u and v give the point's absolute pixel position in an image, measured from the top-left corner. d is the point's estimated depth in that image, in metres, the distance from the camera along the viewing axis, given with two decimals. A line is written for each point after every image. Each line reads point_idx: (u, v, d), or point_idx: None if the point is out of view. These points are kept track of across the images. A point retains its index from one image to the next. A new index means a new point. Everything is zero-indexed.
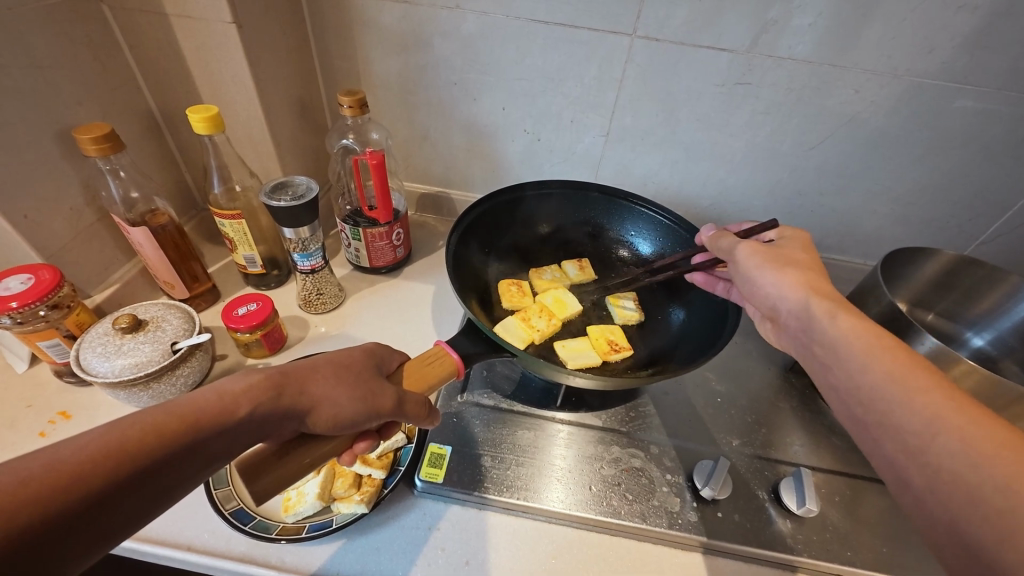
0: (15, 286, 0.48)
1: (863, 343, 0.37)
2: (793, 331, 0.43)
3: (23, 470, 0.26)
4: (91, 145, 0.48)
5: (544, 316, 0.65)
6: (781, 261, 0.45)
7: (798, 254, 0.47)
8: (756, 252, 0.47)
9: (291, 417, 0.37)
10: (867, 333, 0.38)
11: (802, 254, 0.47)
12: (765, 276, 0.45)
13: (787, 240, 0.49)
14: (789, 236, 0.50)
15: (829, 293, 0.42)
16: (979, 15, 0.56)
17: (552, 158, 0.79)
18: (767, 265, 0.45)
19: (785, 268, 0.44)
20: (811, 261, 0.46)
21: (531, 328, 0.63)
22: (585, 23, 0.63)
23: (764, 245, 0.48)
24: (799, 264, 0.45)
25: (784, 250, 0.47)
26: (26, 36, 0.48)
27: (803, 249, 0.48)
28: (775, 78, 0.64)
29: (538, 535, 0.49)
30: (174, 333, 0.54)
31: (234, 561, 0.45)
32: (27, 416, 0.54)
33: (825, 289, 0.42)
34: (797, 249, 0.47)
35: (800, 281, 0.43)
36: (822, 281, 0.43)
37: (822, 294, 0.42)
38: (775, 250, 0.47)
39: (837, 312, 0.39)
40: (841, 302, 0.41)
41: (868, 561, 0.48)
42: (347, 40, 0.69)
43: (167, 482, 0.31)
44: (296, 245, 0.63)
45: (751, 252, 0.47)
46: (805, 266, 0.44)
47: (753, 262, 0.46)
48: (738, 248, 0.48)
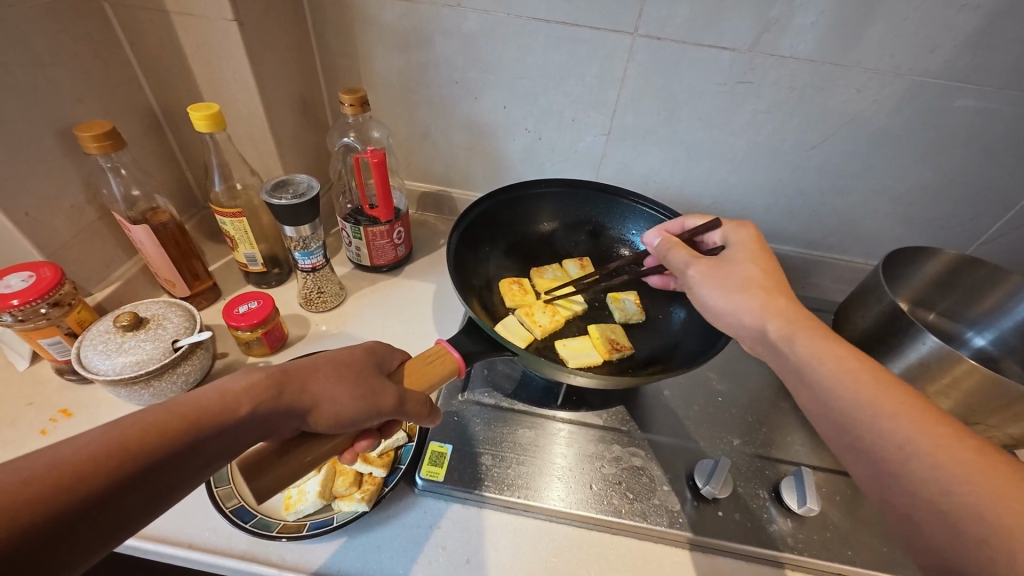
0: (16, 284, 0.48)
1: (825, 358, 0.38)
2: (761, 352, 0.44)
3: (25, 469, 0.26)
4: (92, 142, 0.48)
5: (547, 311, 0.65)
6: (733, 281, 0.45)
7: (750, 266, 0.46)
8: (706, 274, 0.47)
9: (293, 416, 0.37)
10: (828, 343, 0.39)
11: (753, 265, 0.46)
12: (716, 301, 0.45)
13: (737, 249, 0.48)
14: (739, 241, 0.49)
15: (783, 310, 0.42)
16: (982, 14, 0.55)
17: (553, 157, 0.79)
18: (717, 290, 0.45)
19: (738, 289, 0.44)
20: (763, 272, 0.45)
21: (532, 325, 0.63)
22: (587, 21, 0.63)
23: (711, 262, 0.48)
24: (751, 283, 0.44)
25: (733, 264, 0.47)
26: (27, 33, 0.48)
27: (754, 256, 0.47)
28: (777, 77, 0.64)
29: (539, 534, 0.49)
30: (175, 331, 0.54)
31: (235, 558, 0.45)
32: (28, 414, 0.54)
33: (780, 308, 0.42)
34: (747, 258, 0.47)
35: (752, 304, 0.43)
36: (775, 297, 0.43)
37: (777, 315, 0.42)
38: (722, 267, 0.47)
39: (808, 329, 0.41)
40: (798, 323, 0.41)
41: (869, 560, 0.48)
42: (348, 38, 0.69)
43: (168, 482, 0.31)
44: (297, 243, 0.63)
45: (702, 274, 0.47)
46: (756, 283, 0.44)
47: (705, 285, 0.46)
48: (690, 270, 0.48)
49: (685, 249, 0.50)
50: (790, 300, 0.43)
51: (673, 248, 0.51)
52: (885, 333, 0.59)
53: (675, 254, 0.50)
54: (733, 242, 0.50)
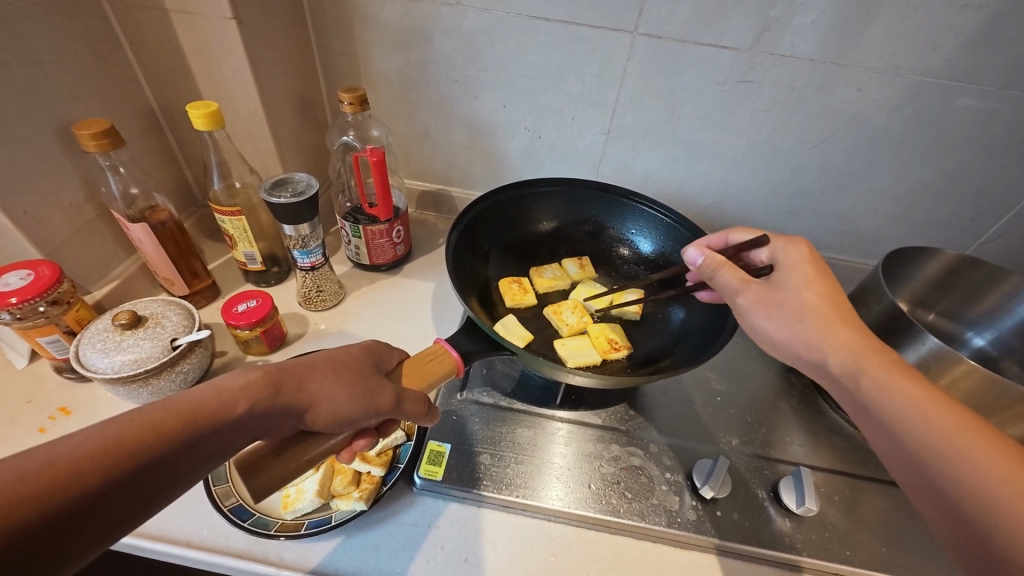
0: (14, 282, 0.48)
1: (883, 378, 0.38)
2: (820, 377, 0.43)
3: (20, 467, 0.26)
4: (91, 141, 0.48)
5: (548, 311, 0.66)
6: (790, 312, 0.43)
7: (809, 292, 0.43)
8: (760, 302, 0.45)
9: (290, 414, 0.37)
10: (881, 362, 0.39)
11: (810, 289, 0.44)
12: (771, 330, 0.44)
13: (790, 272, 0.45)
14: (790, 261, 0.46)
15: (846, 342, 0.41)
16: (983, 14, 0.55)
17: (553, 156, 0.79)
18: (773, 320, 0.44)
19: (796, 319, 0.43)
20: (822, 298, 0.43)
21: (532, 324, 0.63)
22: (587, 20, 0.63)
23: (765, 288, 0.45)
24: (808, 312, 0.42)
25: (787, 289, 0.44)
26: (25, 31, 0.48)
27: (813, 278, 0.44)
28: (777, 76, 0.64)
29: (538, 533, 0.49)
30: (173, 329, 0.54)
31: (233, 557, 0.45)
32: (27, 412, 0.54)
33: (842, 339, 0.41)
34: (806, 283, 0.44)
35: (810, 335, 0.42)
36: (835, 328, 0.41)
37: (847, 350, 0.41)
38: (777, 293, 0.44)
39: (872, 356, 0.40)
40: (861, 347, 0.40)
41: (867, 559, 0.48)
42: (348, 36, 0.69)
43: (164, 479, 0.31)
44: (296, 242, 0.63)
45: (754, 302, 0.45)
46: (816, 312, 0.42)
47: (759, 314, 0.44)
48: (740, 297, 0.46)
49: (735, 271, 0.47)
50: (852, 328, 0.42)
51: (721, 270, 0.48)
52: (884, 333, 0.59)
53: (723, 276, 0.47)
54: (783, 261, 0.47)
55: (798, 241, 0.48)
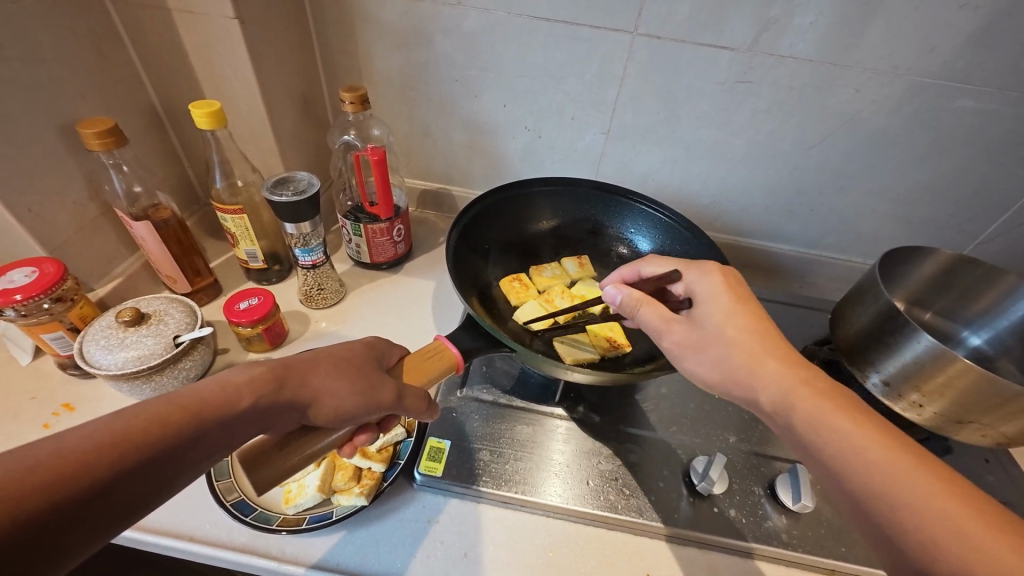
0: (19, 279, 0.48)
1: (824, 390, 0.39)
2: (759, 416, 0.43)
3: (30, 457, 0.27)
4: (95, 139, 0.49)
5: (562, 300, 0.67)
6: (713, 349, 0.43)
7: (731, 326, 0.44)
8: (686, 344, 0.45)
9: (293, 410, 0.38)
10: None
11: (731, 324, 0.44)
12: (701, 371, 0.44)
13: (711, 303, 0.45)
14: (708, 293, 0.46)
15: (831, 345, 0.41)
16: (982, 14, 0.56)
17: (553, 155, 0.79)
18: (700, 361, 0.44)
19: (724, 357, 0.43)
20: (746, 332, 0.43)
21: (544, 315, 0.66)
22: (587, 20, 0.63)
23: (687, 325, 0.45)
24: (731, 350, 0.43)
25: (709, 325, 0.44)
26: (29, 30, 0.48)
27: (733, 309, 0.44)
28: (776, 77, 0.64)
29: (537, 529, 0.50)
30: (176, 326, 0.55)
31: (235, 551, 0.45)
32: (31, 407, 0.54)
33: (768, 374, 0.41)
34: (725, 316, 0.44)
35: (737, 372, 0.42)
36: (764, 362, 0.42)
37: (776, 385, 0.41)
38: (699, 331, 0.44)
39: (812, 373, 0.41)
40: None
41: (863, 556, 0.49)
42: (349, 35, 0.69)
43: (168, 472, 0.31)
44: (298, 241, 0.63)
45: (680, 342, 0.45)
46: (743, 347, 0.42)
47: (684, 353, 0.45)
48: (665, 338, 0.46)
49: (654, 307, 0.46)
50: (782, 361, 0.42)
51: (643, 306, 0.47)
52: (881, 332, 0.59)
53: (645, 314, 0.47)
54: (703, 292, 0.47)
55: (709, 268, 0.48)
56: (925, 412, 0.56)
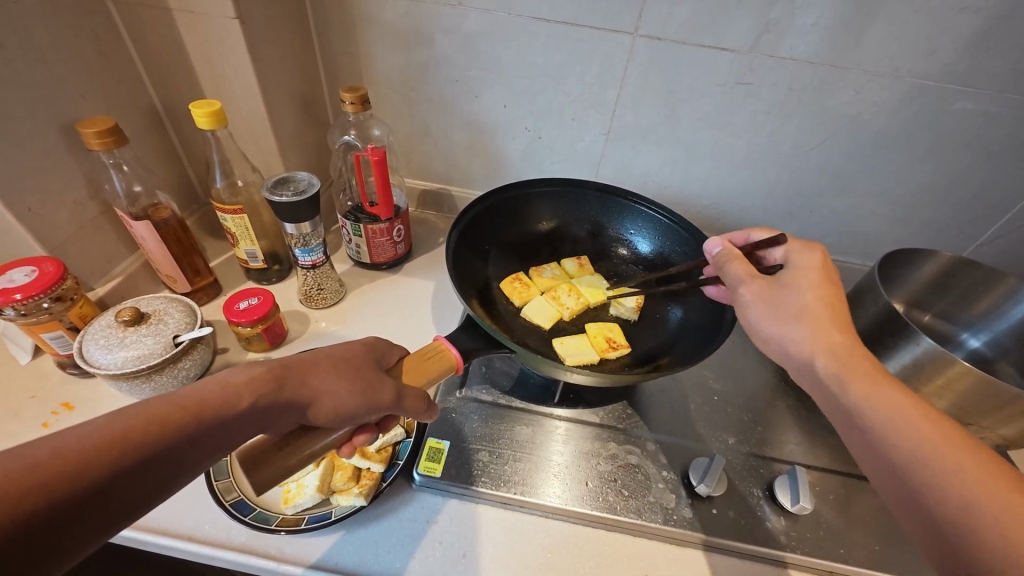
0: (19, 278, 0.48)
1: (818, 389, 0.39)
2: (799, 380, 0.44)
3: (30, 457, 0.27)
4: (95, 139, 0.49)
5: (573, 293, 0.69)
6: (786, 310, 0.44)
7: (812, 295, 0.44)
8: (760, 297, 0.46)
9: (292, 410, 0.38)
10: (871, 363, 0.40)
11: (813, 293, 0.45)
12: (764, 326, 0.45)
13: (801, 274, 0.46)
14: (801, 265, 0.47)
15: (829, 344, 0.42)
16: (982, 16, 0.56)
17: (553, 156, 0.79)
18: (768, 314, 0.45)
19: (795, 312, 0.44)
20: (824, 304, 0.44)
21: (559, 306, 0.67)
22: (588, 21, 0.63)
23: (767, 285, 0.47)
24: (808, 313, 0.43)
25: (789, 290, 0.46)
26: (30, 29, 0.48)
27: (821, 282, 0.45)
28: (776, 78, 0.64)
29: (535, 530, 0.50)
30: (176, 326, 0.55)
31: (234, 551, 0.45)
32: (31, 406, 0.54)
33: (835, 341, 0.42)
34: (813, 285, 0.45)
35: (805, 333, 0.43)
36: (829, 329, 0.42)
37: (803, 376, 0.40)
38: (774, 292, 0.46)
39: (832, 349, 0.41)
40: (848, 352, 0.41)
41: (861, 558, 0.49)
42: (350, 35, 0.69)
43: (167, 472, 0.31)
44: (297, 241, 0.63)
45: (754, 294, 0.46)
46: (818, 314, 0.43)
47: (753, 306, 0.46)
48: (742, 289, 0.47)
49: (744, 265, 0.48)
50: (847, 336, 0.42)
51: (733, 262, 0.49)
52: (880, 334, 0.59)
53: (734, 268, 0.49)
54: (797, 264, 0.48)
55: (813, 247, 0.49)
56: None
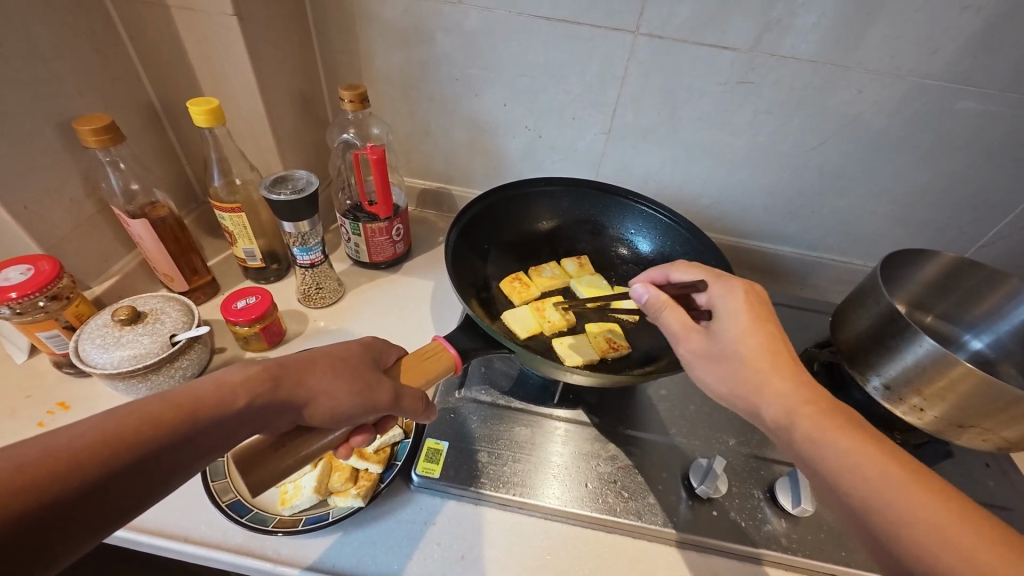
0: (15, 277, 0.48)
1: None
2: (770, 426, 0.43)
3: (20, 456, 0.27)
4: (91, 136, 0.48)
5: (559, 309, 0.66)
6: (726, 366, 0.44)
7: (747, 340, 0.43)
8: (701, 354, 0.45)
9: (289, 410, 0.37)
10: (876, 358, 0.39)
11: (745, 343, 0.43)
12: (711, 382, 0.45)
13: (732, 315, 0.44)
14: (727, 311, 0.45)
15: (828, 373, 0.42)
16: (984, 16, 0.55)
17: (553, 155, 0.79)
18: (712, 370, 0.44)
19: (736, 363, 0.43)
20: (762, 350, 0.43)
21: (542, 319, 0.65)
22: (588, 20, 0.63)
23: (703, 337, 0.45)
24: (745, 368, 0.43)
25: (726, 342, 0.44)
26: (27, 26, 0.48)
27: (751, 325, 0.44)
28: (777, 78, 0.64)
29: (534, 531, 0.49)
30: (173, 325, 0.54)
31: (230, 552, 0.45)
32: (27, 405, 0.54)
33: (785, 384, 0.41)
34: (741, 333, 0.43)
35: (745, 387, 0.43)
36: (768, 378, 0.42)
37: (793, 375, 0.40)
38: (711, 346, 0.45)
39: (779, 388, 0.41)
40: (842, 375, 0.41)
41: (862, 560, 0.49)
42: (350, 34, 0.69)
43: (162, 472, 0.31)
44: (296, 240, 0.63)
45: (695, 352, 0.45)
46: (755, 363, 0.42)
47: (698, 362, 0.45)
48: (681, 346, 0.46)
49: (677, 315, 0.46)
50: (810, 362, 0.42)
51: (666, 312, 0.46)
52: (882, 335, 0.59)
53: (668, 318, 0.46)
54: (722, 309, 0.45)
55: (734, 284, 0.46)
56: (926, 416, 0.56)
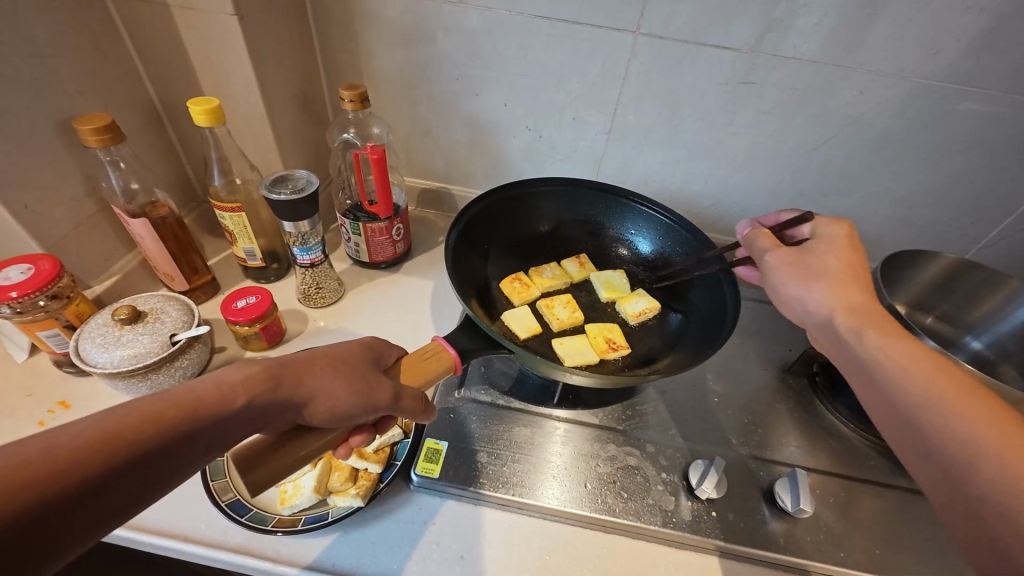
0: (15, 276, 0.48)
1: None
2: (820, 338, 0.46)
3: (21, 454, 0.27)
4: (92, 135, 0.48)
5: (568, 306, 0.67)
6: (809, 274, 0.47)
7: (830, 258, 0.48)
8: (786, 262, 0.49)
9: (287, 410, 0.37)
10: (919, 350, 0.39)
11: (834, 258, 0.48)
12: (794, 296, 0.47)
13: (779, 266, 0.49)
14: (831, 234, 0.50)
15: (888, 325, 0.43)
16: (987, 16, 0.55)
17: (554, 155, 0.79)
18: (792, 277, 0.48)
19: (802, 309, 0.47)
20: (844, 270, 0.47)
21: (550, 317, 0.66)
22: (589, 20, 0.63)
23: (794, 253, 0.50)
24: (824, 279, 0.46)
25: (814, 256, 0.48)
26: (27, 24, 0.48)
27: (838, 250, 0.48)
28: (778, 78, 0.64)
29: (534, 531, 0.49)
30: (173, 325, 0.54)
31: (230, 551, 0.45)
32: (27, 404, 0.54)
33: (855, 302, 0.44)
34: (831, 251, 0.48)
35: (829, 295, 0.45)
36: (850, 289, 0.45)
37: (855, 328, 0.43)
38: (804, 259, 0.49)
39: (853, 327, 0.43)
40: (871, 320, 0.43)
41: (861, 560, 0.49)
42: (351, 33, 0.68)
43: (162, 471, 0.31)
44: (296, 239, 0.63)
45: (778, 264, 0.49)
46: (838, 273, 0.46)
47: (782, 273, 0.48)
48: (769, 256, 0.50)
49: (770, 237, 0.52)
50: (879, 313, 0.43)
51: (760, 234, 0.53)
52: None
53: (761, 240, 0.53)
54: (824, 234, 0.51)
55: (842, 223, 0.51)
56: None
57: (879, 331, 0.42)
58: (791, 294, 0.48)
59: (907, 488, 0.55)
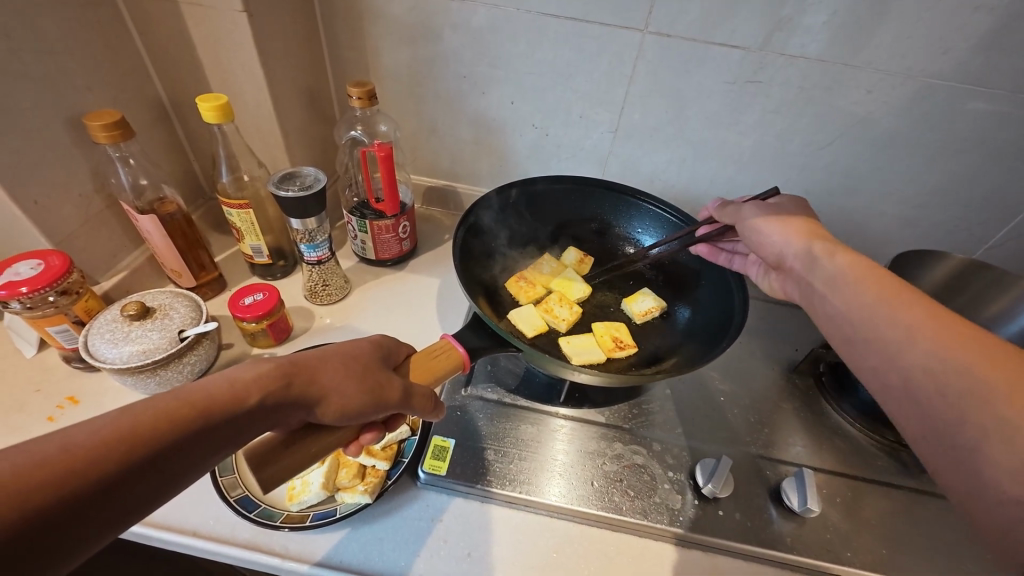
0: (25, 271, 0.48)
1: (850, 279, 0.41)
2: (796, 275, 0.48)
3: (38, 452, 0.27)
4: (101, 132, 0.48)
5: (564, 304, 0.67)
6: (783, 217, 0.50)
7: (798, 208, 0.52)
8: (761, 210, 0.52)
9: (300, 408, 0.37)
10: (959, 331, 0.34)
11: (801, 207, 0.52)
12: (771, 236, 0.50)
13: (752, 211, 0.53)
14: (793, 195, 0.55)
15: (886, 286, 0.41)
16: (998, 15, 0.55)
17: (560, 154, 0.79)
18: (767, 220, 0.51)
19: (779, 246, 0.49)
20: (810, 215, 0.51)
21: (552, 317, 0.65)
22: (597, 17, 0.62)
23: (769, 204, 0.53)
24: (798, 221, 0.49)
25: (785, 206, 0.52)
26: (38, 20, 0.48)
27: (802, 204, 0.53)
28: (787, 76, 0.64)
29: (540, 529, 0.50)
30: (181, 321, 0.54)
31: (239, 547, 0.45)
32: (36, 400, 0.54)
33: (823, 236, 0.47)
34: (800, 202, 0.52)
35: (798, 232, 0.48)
36: (814, 229, 0.48)
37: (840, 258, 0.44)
38: (778, 207, 0.52)
39: (828, 250, 0.45)
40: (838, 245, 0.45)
41: (868, 560, 0.49)
42: (358, 30, 0.68)
43: (176, 468, 0.31)
44: (303, 236, 0.63)
45: (756, 212, 0.52)
46: (807, 219, 0.50)
47: (759, 219, 0.51)
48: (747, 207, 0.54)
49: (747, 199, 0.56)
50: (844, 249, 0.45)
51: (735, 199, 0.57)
52: None
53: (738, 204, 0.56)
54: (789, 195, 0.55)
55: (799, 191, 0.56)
56: None
57: (851, 253, 0.44)
58: (770, 236, 0.50)
59: (915, 488, 0.55)
